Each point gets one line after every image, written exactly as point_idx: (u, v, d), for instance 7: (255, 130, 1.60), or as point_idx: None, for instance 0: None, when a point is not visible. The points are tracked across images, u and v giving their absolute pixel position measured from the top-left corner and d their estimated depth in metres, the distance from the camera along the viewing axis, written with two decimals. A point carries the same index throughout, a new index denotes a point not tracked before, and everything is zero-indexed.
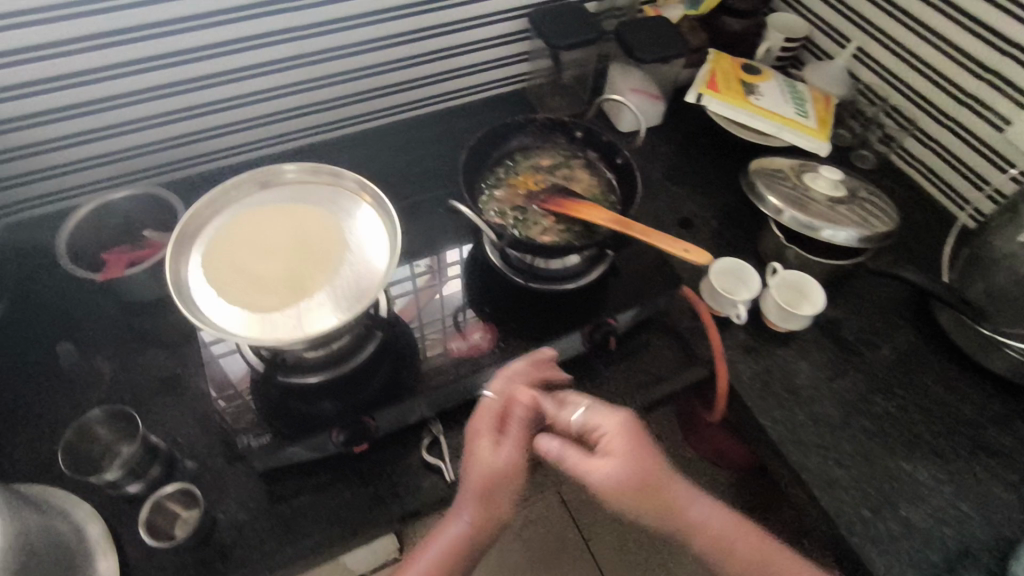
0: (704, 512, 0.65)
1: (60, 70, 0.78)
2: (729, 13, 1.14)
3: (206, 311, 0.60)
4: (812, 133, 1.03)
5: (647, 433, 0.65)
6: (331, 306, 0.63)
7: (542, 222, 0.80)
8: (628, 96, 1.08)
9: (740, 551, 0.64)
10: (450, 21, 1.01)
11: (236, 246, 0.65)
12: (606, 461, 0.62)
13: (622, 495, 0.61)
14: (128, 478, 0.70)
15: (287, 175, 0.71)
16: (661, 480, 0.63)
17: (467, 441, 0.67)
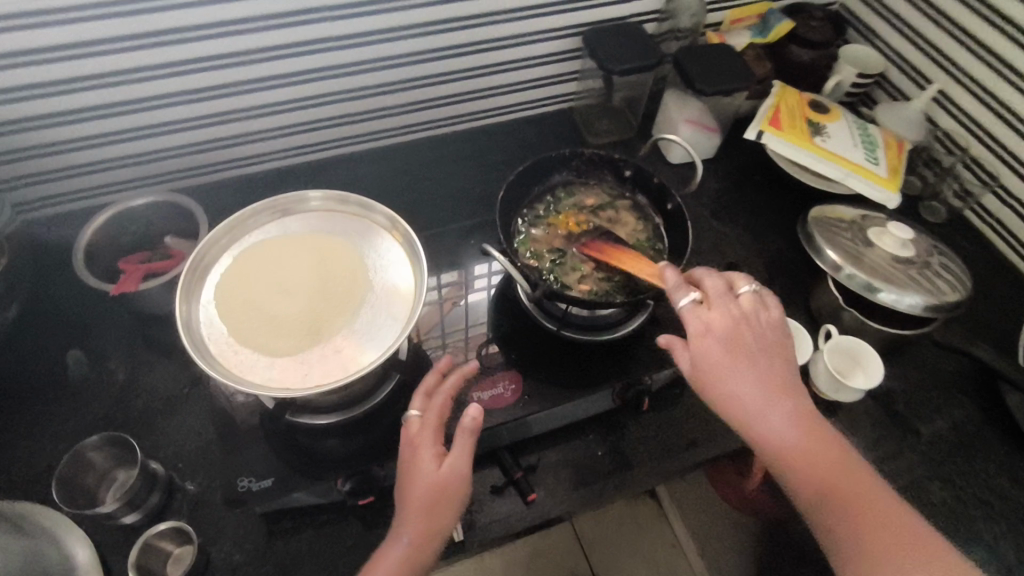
0: (785, 425, 0.58)
1: (100, 69, 0.76)
2: (798, 43, 1.06)
3: (216, 351, 0.57)
4: (881, 183, 0.94)
5: (742, 336, 0.61)
6: (346, 354, 0.59)
7: (581, 268, 0.73)
8: (681, 126, 1.01)
9: (819, 472, 0.56)
10: (499, 37, 0.96)
11: (251, 279, 0.61)
12: (702, 338, 0.62)
13: (706, 376, 0.61)
14: (125, 509, 0.67)
15: (313, 203, 0.67)
16: (738, 385, 0.60)
17: (403, 455, 0.65)
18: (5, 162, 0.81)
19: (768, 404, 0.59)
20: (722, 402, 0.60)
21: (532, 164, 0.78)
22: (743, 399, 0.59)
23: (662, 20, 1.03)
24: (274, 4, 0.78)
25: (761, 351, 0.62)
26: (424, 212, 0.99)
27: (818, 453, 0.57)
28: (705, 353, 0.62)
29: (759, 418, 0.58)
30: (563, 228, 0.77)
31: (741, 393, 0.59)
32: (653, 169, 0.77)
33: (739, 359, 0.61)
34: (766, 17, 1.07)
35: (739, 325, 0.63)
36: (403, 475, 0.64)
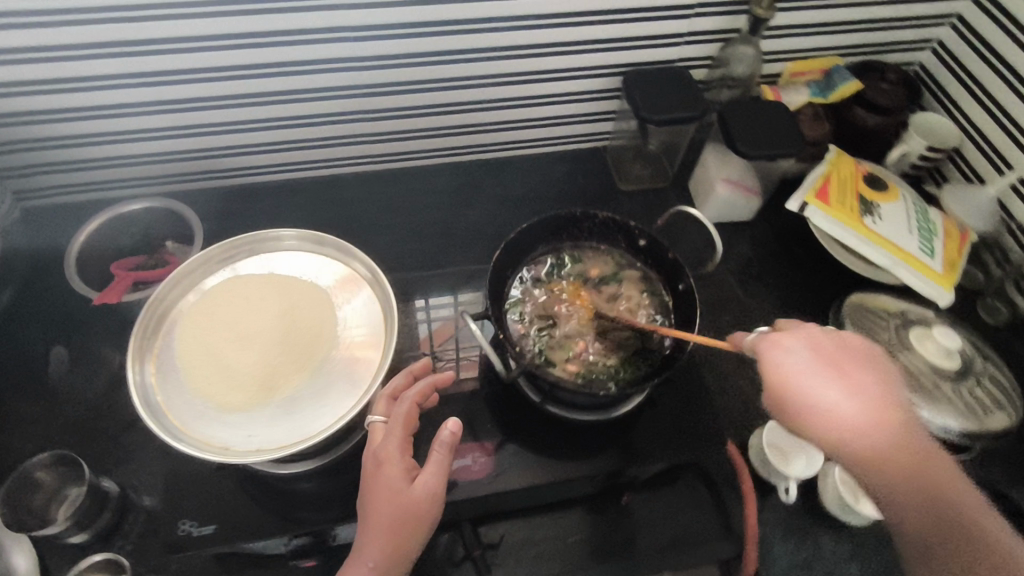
0: (884, 431, 0.52)
1: (107, 70, 0.75)
2: (864, 105, 0.96)
3: (166, 401, 0.56)
4: (933, 278, 0.84)
5: (827, 345, 0.56)
6: (295, 417, 0.55)
7: (572, 345, 0.69)
8: (716, 184, 0.93)
9: (921, 478, 0.51)
10: (529, 71, 0.90)
11: (214, 322, 0.60)
12: (785, 348, 0.56)
13: (783, 386, 0.55)
14: (72, 530, 0.65)
15: (288, 242, 0.66)
16: (830, 392, 0.53)
17: (369, 470, 0.62)
18: (17, 151, 0.82)
19: (856, 411, 0.53)
20: (801, 412, 0.54)
21: (537, 221, 0.72)
22: (828, 407, 0.53)
23: (713, 67, 0.95)
24: (287, 21, 0.75)
25: (849, 360, 0.56)
26: (431, 245, 0.95)
27: (909, 456, 0.51)
28: (781, 362, 0.56)
29: (844, 425, 0.52)
30: (562, 296, 0.72)
31: (825, 399, 0.53)
32: (667, 244, 0.71)
33: (820, 366, 0.55)
34: (831, 74, 0.97)
35: (819, 336, 0.57)
36: (370, 489, 0.61)
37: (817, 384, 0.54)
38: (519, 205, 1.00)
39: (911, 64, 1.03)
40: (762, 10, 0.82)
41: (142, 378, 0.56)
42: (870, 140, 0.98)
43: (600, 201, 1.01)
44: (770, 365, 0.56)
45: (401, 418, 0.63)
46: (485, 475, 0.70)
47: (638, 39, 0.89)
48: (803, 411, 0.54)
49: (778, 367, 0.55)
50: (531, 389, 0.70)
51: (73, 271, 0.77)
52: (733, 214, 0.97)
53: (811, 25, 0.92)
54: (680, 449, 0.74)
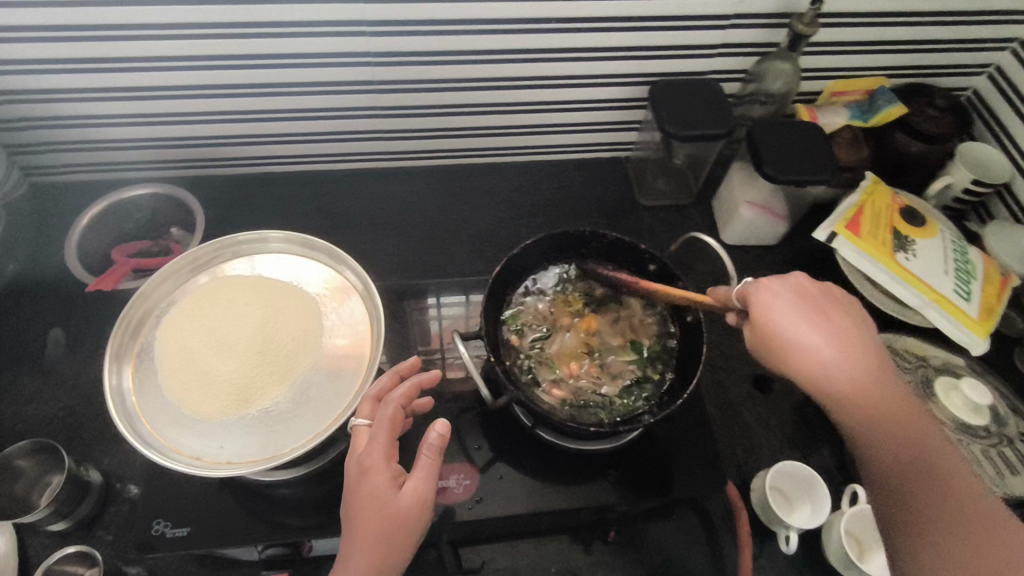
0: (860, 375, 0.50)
1: (112, 53, 0.73)
2: (908, 130, 0.90)
3: (147, 405, 0.56)
4: (967, 323, 0.78)
5: (810, 291, 0.55)
6: (269, 432, 0.55)
7: (560, 371, 0.66)
8: (742, 208, 0.88)
9: (891, 423, 0.50)
10: (550, 75, 0.86)
11: (191, 325, 0.60)
12: (771, 291, 0.54)
13: (762, 321, 0.53)
14: (51, 518, 0.65)
15: (273, 244, 0.67)
16: (811, 333, 0.52)
17: (351, 477, 0.54)
18: (27, 128, 0.81)
19: (840, 352, 0.51)
20: (789, 355, 0.52)
21: (542, 236, 0.68)
22: (815, 349, 0.51)
23: (747, 82, 0.90)
24: (292, 14, 0.72)
25: (832, 307, 0.54)
26: (437, 249, 0.92)
27: (890, 398, 0.50)
28: (772, 304, 0.53)
29: (831, 366, 0.51)
30: (558, 315, 0.70)
31: (813, 341, 0.51)
32: (677, 270, 0.66)
33: (807, 310, 0.53)
34: (876, 96, 0.91)
35: (806, 284, 0.55)
36: (354, 496, 0.54)
37: (805, 327, 0.52)
38: (532, 213, 0.97)
39: (965, 88, 0.96)
40: (803, 25, 0.76)
41: (121, 384, 0.57)
42: (912, 168, 0.93)
43: (618, 213, 0.97)
44: (759, 307, 0.53)
45: (387, 423, 0.54)
46: (466, 499, 0.66)
47: (668, 48, 0.84)
48: (789, 353, 0.52)
49: (768, 309, 0.53)
50: (523, 412, 0.66)
51: (76, 264, 0.78)
52: (757, 238, 0.92)
53: (857, 43, 0.86)
54: (682, 483, 0.68)
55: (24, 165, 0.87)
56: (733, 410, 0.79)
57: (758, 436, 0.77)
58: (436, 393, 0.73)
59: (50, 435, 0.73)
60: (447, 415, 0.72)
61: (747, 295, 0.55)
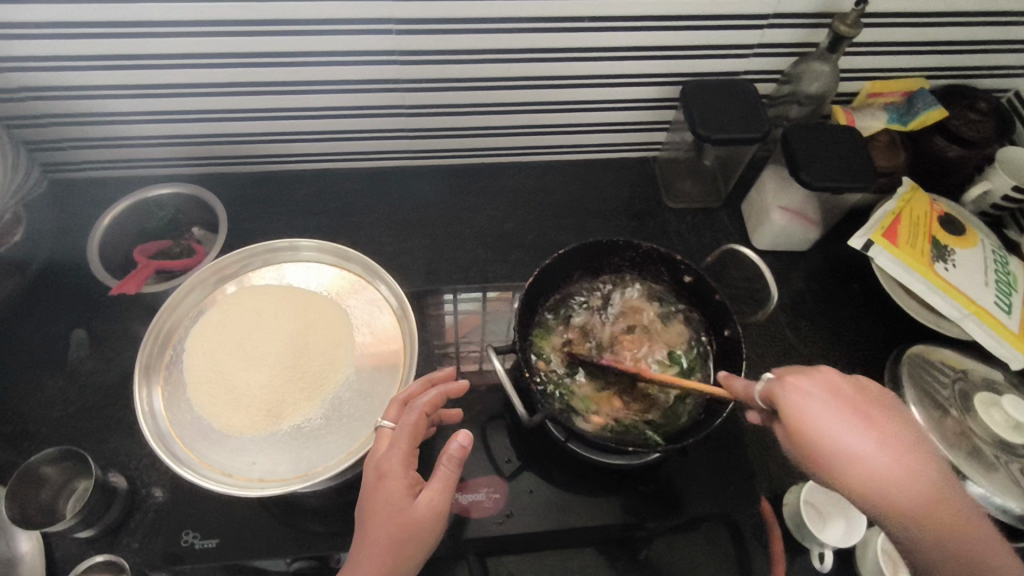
0: (921, 483, 0.46)
1: (137, 50, 0.71)
2: (946, 134, 0.88)
3: (182, 415, 0.61)
4: (1005, 336, 0.76)
5: (844, 388, 0.51)
6: (299, 450, 0.59)
7: (590, 399, 0.64)
8: (773, 213, 0.86)
9: (952, 529, 0.46)
10: (581, 74, 0.83)
11: (224, 337, 0.65)
12: (812, 398, 0.49)
13: (811, 434, 0.48)
14: (78, 526, 0.64)
15: (304, 253, 0.72)
16: (866, 445, 0.47)
17: (369, 481, 0.55)
18: (48, 125, 0.80)
19: (886, 456, 0.47)
20: (833, 464, 0.47)
21: (578, 246, 0.68)
22: (861, 455, 0.47)
23: (782, 83, 0.87)
24: (317, 10, 0.69)
25: (866, 402, 0.50)
26: (461, 251, 0.90)
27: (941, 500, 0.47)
28: (805, 406, 0.49)
29: (880, 474, 0.46)
30: (591, 331, 0.69)
31: (857, 447, 0.47)
32: (715, 284, 0.66)
33: (843, 410, 0.49)
34: (914, 98, 0.88)
35: (834, 377, 0.51)
36: (368, 501, 0.54)
37: (846, 429, 0.48)
38: (558, 214, 0.94)
39: (1005, 90, 0.93)
40: (845, 26, 0.73)
41: (151, 406, 0.61)
42: (949, 173, 0.90)
43: (645, 216, 0.95)
44: (799, 414, 0.49)
45: (409, 429, 0.55)
46: (495, 513, 0.65)
47: (703, 49, 0.81)
48: (835, 462, 0.47)
49: (813, 417, 0.48)
50: (556, 428, 0.65)
51: (97, 264, 0.77)
52: (788, 243, 0.90)
53: (897, 44, 0.84)
54: (712, 498, 0.68)
55: (43, 162, 0.86)
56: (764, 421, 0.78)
57: None
58: (462, 403, 0.72)
59: (73, 439, 0.72)
60: (474, 425, 0.71)
61: (774, 395, 0.51)
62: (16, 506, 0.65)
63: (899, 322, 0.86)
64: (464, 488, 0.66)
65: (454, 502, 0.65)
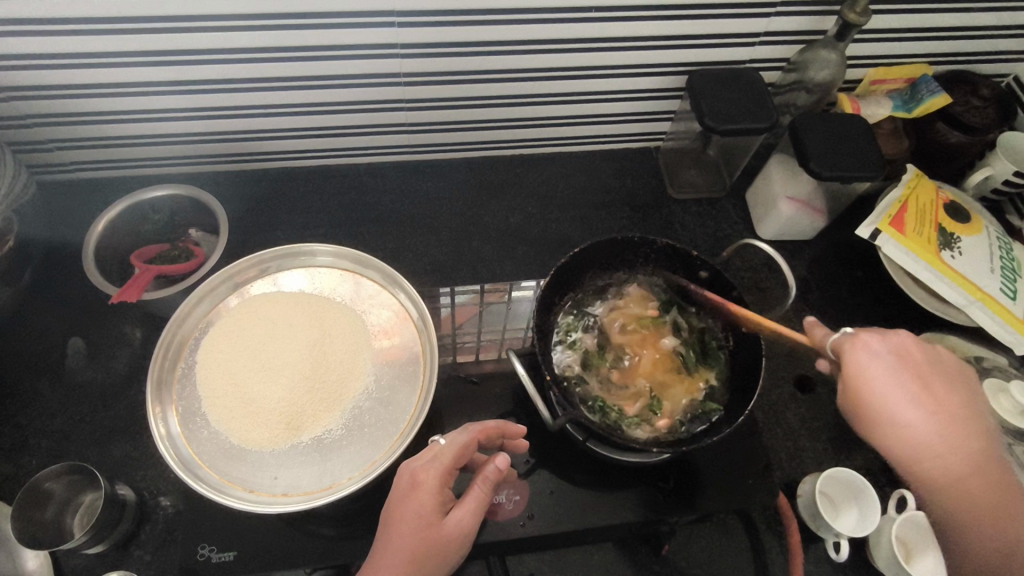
0: (956, 451, 0.52)
1: (127, 47, 0.67)
2: (949, 120, 0.87)
3: (202, 428, 0.64)
4: (1011, 321, 0.77)
5: (913, 358, 0.55)
6: (321, 463, 0.62)
7: (634, 393, 0.66)
8: (781, 203, 0.86)
9: (975, 494, 0.53)
10: (588, 65, 0.82)
11: (239, 350, 0.68)
12: (877, 366, 0.54)
13: (865, 395, 0.53)
14: (88, 544, 0.62)
15: (318, 258, 0.75)
16: (919, 414, 0.53)
17: (403, 486, 0.56)
18: (34, 125, 0.76)
19: (930, 420, 0.52)
20: (875, 415, 0.53)
21: (591, 244, 0.69)
22: (906, 420, 0.52)
23: (788, 70, 0.86)
24: (314, 2, 0.66)
25: (927, 371, 0.55)
26: (467, 247, 0.88)
27: (972, 467, 0.53)
28: (867, 363, 0.54)
29: (919, 435, 0.52)
30: (598, 340, 0.70)
31: (902, 414, 0.52)
32: (732, 280, 0.66)
33: (905, 374, 0.53)
34: (918, 85, 0.88)
35: (906, 348, 0.55)
36: (399, 506, 0.55)
37: (899, 394, 0.53)
38: (563, 208, 0.93)
39: (1004, 75, 0.94)
40: (856, 14, 0.72)
41: (168, 429, 0.63)
42: (950, 159, 0.90)
43: (650, 207, 0.94)
44: (857, 373, 0.54)
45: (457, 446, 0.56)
46: (517, 515, 0.64)
47: (712, 37, 0.80)
48: (877, 417, 0.53)
49: (872, 381, 0.53)
50: (575, 428, 0.65)
51: (92, 269, 0.74)
52: (794, 233, 0.90)
53: (903, 30, 0.83)
54: (733, 493, 0.68)
55: (30, 163, 0.82)
56: (775, 412, 0.78)
57: (802, 438, 0.77)
58: (475, 401, 0.72)
59: (75, 451, 0.70)
60: None
61: (844, 351, 0.55)
62: (22, 527, 0.63)
63: (904, 310, 0.87)
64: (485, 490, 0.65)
65: None
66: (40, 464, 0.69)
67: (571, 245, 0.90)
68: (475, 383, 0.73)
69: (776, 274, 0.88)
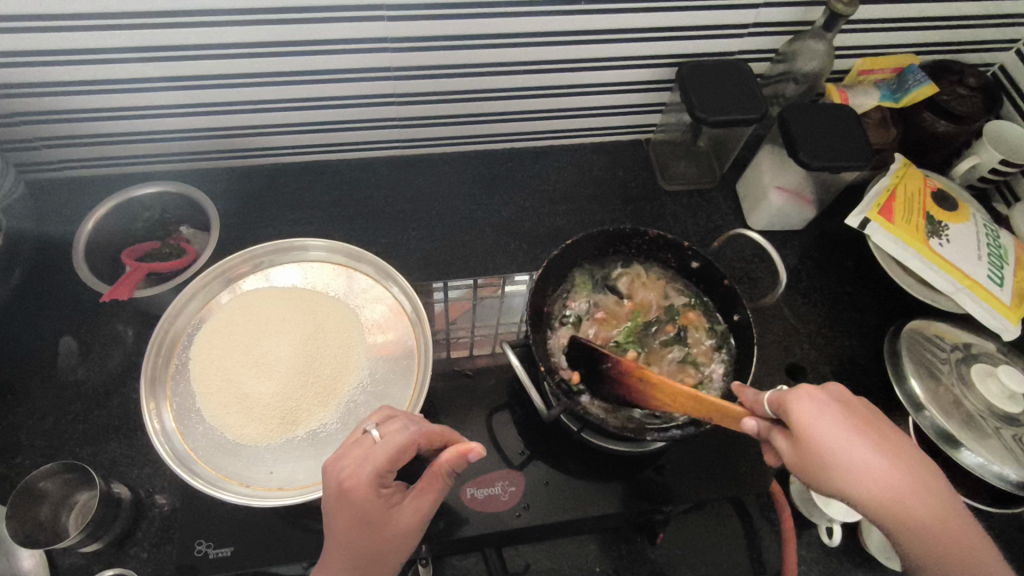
0: (924, 502, 0.46)
1: (114, 43, 0.67)
2: (934, 109, 0.88)
3: (196, 426, 0.64)
4: (999, 308, 0.78)
5: (856, 406, 0.51)
6: (318, 457, 0.62)
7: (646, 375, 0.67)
8: (771, 193, 0.87)
9: (957, 549, 0.46)
10: (577, 58, 0.82)
11: (230, 346, 0.67)
12: (820, 413, 0.49)
13: (815, 445, 0.49)
14: (84, 541, 0.62)
15: (311, 254, 0.75)
16: (873, 462, 0.47)
17: (332, 494, 0.52)
18: (22, 123, 0.76)
19: (890, 471, 0.47)
20: (827, 471, 0.48)
21: (586, 235, 0.71)
22: (864, 468, 0.47)
23: (777, 61, 0.87)
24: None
25: (874, 419, 0.50)
26: (460, 241, 0.88)
27: (944, 516, 0.46)
28: (812, 415, 0.49)
29: (882, 489, 0.46)
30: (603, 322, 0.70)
31: (858, 463, 0.47)
32: (724, 270, 0.68)
33: (852, 425, 0.49)
34: (904, 74, 0.88)
35: (844, 396, 0.51)
36: (333, 517, 0.52)
37: (850, 442, 0.48)
38: (556, 201, 0.93)
39: (991, 64, 0.94)
40: (843, 4, 0.72)
41: (162, 424, 0.63)
42: (937, 148, 0.90)
43: (642, 199, 0.94)
44: (801, 421, 0.49)
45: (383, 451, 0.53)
46: (513, 506, 0.65)
47: (701, 29, 0.80)
48: (834, 470, 0.47)
49: (818, 429, 0.49)
50: (570, 418, 0.66)
51: (82, 268, 0.74)
52: (784, 223, 0.91)
53: (889, 20, 0.84)
54: (725, 481, 0.69)
55: (18, 161, 0.82)
56: None
57: None
58: (469, 394, 0.72)
59: (68, 450, 0.70)
60: (483, 418, 0.70)
61: (784, 403, 0.51)
62: (18, 525, 0.62)
63: (892, 299, 0.88)
64: (480, 482, 0.66)
65: (471, 497, 0.65)
66: (33, 464, 0.69)
67: (563, 238, 0.90)
68: (470, 377, 0.73)
69: (767, 264, 0.88)
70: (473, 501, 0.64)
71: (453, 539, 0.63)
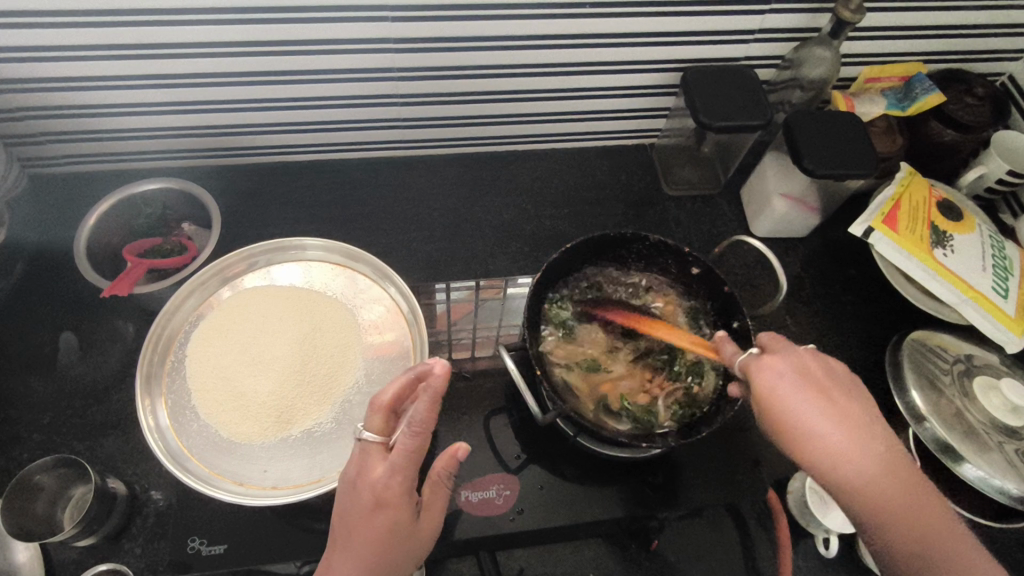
0: (866, 462, 0.49)
1: (114, 40, 0.67)
2: (942, 119, 0.87)
3: (191, 424, 0.64)
4: (1003, 320, 0.77)
5: (818, 374, 0.54)
6: (312, 456, 0.62)
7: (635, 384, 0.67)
8: (773, 200, 0.87)
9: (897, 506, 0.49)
10: (581, 61, 0.81)
11: (227, 343, 0.67)
12: (780, 380, 0.53)
13: (776, 408, 0.52)
14: (79, 535, 0.63)
15: (310, 253, 0.75)
16: (823, 422, 0.51)
17: (366, 505, 0.52)
18: (27, 118, 0.76)
19: (838, 433, 0.50)
20: (785, 429, 0.52)
21: (587, 237, 0.69)
22: (814, 427, 0.51)
23: (783, 67, 0.87)
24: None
25: (834, 386, 0.53)
26: (460, 243, 0.88)
27: (887, 477, 0.49)
28: (774, 381, 0.53)
29: (831, 447, 0.50)
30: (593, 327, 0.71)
31: (811, 423, 0.51)
32: (725, 277, 0.67)
33: (809, 391, 0.52)
34: (911, 83, 0.87)
35: (806, 361, 0.54)
36: (366, 529, 0.51)
37: (805, 405, 0.51)
38: (557, 204, 0.93)
39: (999, 74, 0.94)
40: (849, 11, 0.72)
41: (157, 421, 0.63)
42: (944, 157, 0.90)
43: (644, 204, 0.94)
44: (762, 385, 0.53)
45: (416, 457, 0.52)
46: (507, 510, 0.65)
47: (706, 35, 0.80)
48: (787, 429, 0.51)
49: (772, 390, 0.52)
50: (565, 421, 0.66)
51: (83, 263, 0.74)
52: (787, 230, 0.91)
53: (897, 28, 0.83)
54: (722, 489, 0.68)
55: (23, 156, 0.82)
56: None
57: None
58: (466, 396, 0.72)
59: (65, 444, 0.70)
60: (480, 420, 0.70)
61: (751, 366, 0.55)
62: (12, 519, 0.63)
63: (895, 308, 0.88)
64: (475, 484, 0.66)
65: (466, 500, 0.64)
66: (32, 457, 0.69)
67: (564, 241, 0.90)
68: (467, 379, 0.73)
69: (768, 271, 0.88)
70: (467, 503, 0.64)
71: (446, 542, 0.63)
